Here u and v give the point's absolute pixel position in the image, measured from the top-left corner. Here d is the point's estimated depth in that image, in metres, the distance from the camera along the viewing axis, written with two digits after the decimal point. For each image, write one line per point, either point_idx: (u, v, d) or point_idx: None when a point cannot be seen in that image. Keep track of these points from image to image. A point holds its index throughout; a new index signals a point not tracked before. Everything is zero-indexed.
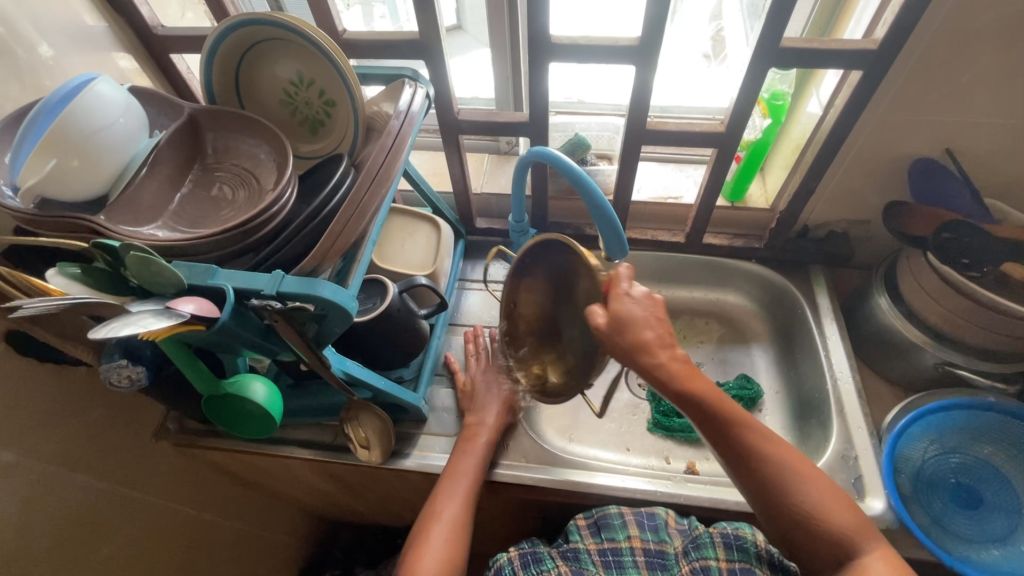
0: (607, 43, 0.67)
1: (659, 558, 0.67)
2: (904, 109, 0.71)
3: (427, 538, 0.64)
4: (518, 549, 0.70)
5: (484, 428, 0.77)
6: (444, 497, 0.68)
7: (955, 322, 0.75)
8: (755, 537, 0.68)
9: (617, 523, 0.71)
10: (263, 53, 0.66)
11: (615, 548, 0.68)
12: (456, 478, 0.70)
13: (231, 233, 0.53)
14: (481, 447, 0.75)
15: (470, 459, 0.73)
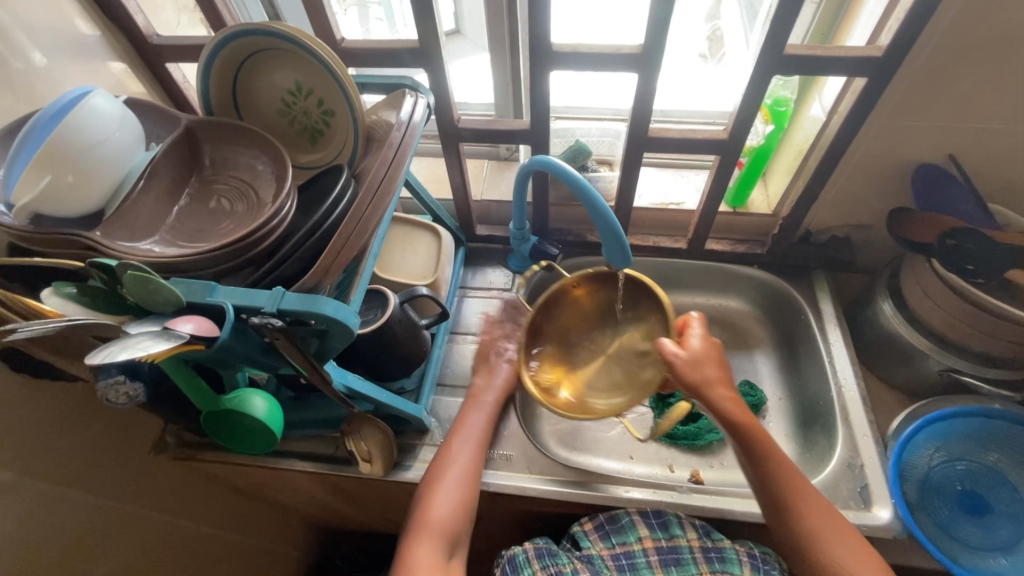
0: (609, 51, 0.66)
1: (672, 555, 0.70)
2: (908, 115, 0.71)
3: (438, 485, 0.68)
4: (533, 543, 0.72)
5: (489, 388, 0.77)
6: (457, 445, 0.72)
7: (960, 328, 0.74)
8: (781, 565, 0.69)
9: (627, 524, 0.73)
10: (261, 63, 0.65)
11: (627, 551, 0.71)
12: (466, 431, 0.73)
13: (230, 247, 0.52)
14: (490, 403, 0.76)
15: (477, 416, 0.75)
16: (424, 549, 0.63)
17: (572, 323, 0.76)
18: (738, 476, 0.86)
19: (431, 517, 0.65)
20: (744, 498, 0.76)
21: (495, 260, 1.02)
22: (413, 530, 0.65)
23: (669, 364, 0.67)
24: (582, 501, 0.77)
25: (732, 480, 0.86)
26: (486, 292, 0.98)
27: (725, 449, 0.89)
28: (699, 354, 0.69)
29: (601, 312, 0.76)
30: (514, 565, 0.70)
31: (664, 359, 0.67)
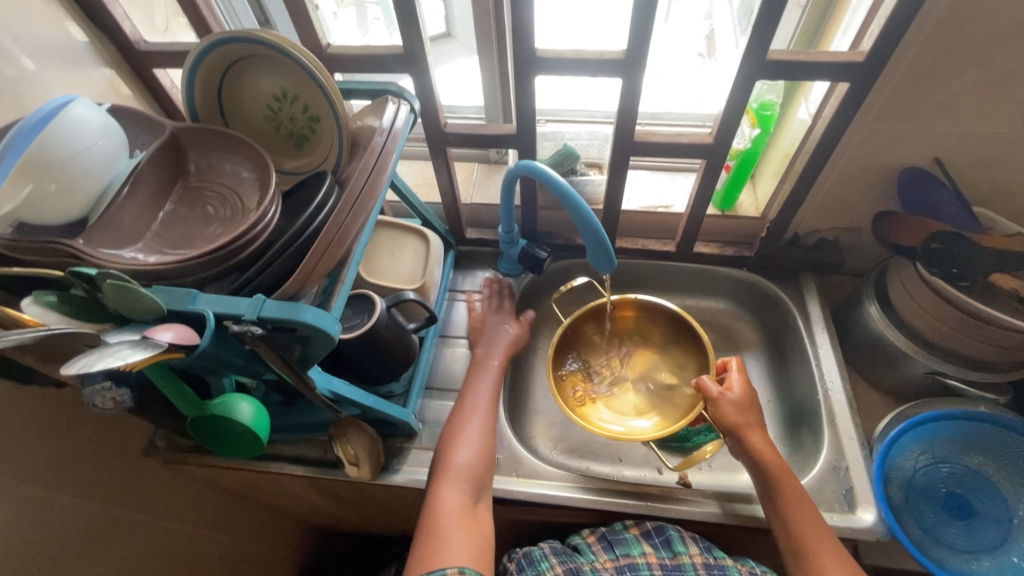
0: (593, 56, 0.66)
1: (676, 570, 0.68)
2: (893, 118, 0.71)
3: (458, 438, 0.72)
4: (549, 544, 0.74)
5: (491, 354, 0.82)
6: (468, 403, 0.76)
7: (945, 332, 0.75)
8: None
9: (630, 539, 0.73)
10: (246, 70, 0.65)
11: (632, 562, 0.69)
12: (474, 395, 0.77)
13: (213, 255, 0.52)
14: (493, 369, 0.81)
15: (485, 376, 0.80)
16: (451, 491, 0.67)
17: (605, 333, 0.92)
18: (726, 478, 0.86)
19: (456, 464, 0.69)
20: (729, 500, 0.76)
21: (485, 263, 1.02)
22: (437, 480, 0.68)
23: (709, 399, 0.75)
24: (569, 504, 0.77)
25: (719, 483, 0.86)
26: (476, 295, 0.98)
27: (713, 452, 0.89)
28: (738, 396, 0.75)
29: (634, 331, 0.92)
30: (531, 559, 0.72)
31: (704, 394, 0.75)
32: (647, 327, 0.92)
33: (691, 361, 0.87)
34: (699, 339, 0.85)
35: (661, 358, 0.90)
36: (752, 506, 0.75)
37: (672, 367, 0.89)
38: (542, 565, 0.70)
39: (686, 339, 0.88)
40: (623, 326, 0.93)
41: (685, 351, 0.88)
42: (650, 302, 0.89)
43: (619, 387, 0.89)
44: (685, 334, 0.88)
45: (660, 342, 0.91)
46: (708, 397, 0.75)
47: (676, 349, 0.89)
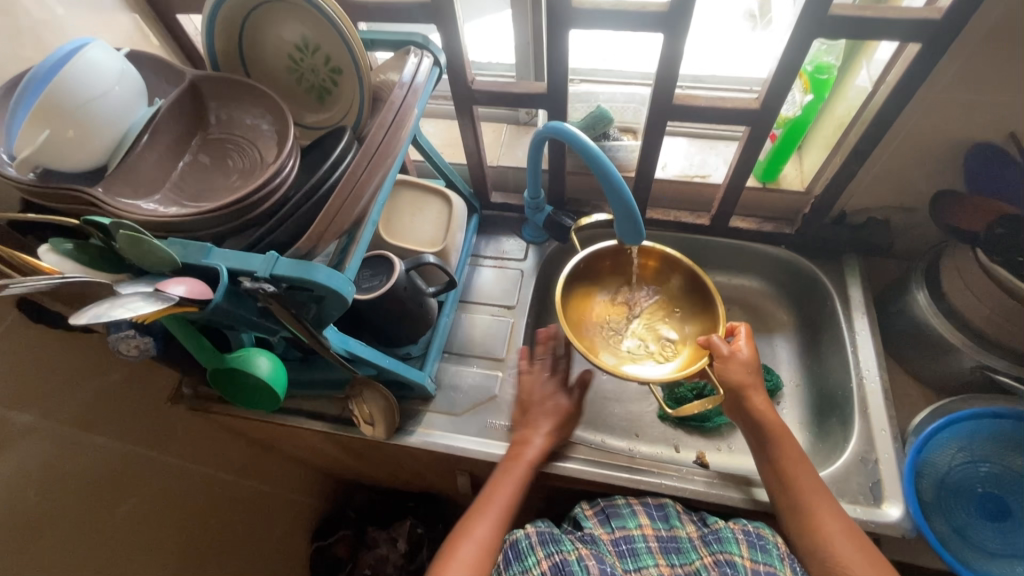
0: (633, 8, 0.61)
1: (672, 543, 0.66)
2: (968, 85, 0.64)
3: (451, 558, 0.62)
4: (536, 528, 0.67)
5: (529, 448, 0.72)
6: (481, 515, 0.66)
7: (1000, 324, 0.69)
8: (776, 539, 0.64)
9: (626, 512, 0.70)
10: (266, 16, 0.62)
11: (627, 535, 0.66)
12: (493, 501, 0.67)
13: (228, 210, 0.51)
14: (521, 470, 0.70)
15: (510, 480, 0.69)
16: None
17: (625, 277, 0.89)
18: (744, 461, 0.84)
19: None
20: (748, 485, 0.74)
21: (509, 229, 0.99)
22: None
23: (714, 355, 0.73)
24: (582, 476, 0.76)
25: (738, 465, 0.84)
26: (499, 261, 0.96)
27: (734, 434, 0.87)
28: (745, 359, 0.72)
29: (655, 280, 0.89)
30: (518, 552, 0.65)
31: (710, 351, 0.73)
32: (669, 281, 0.87)
33: (693, 321, 0.84)
34: (712, 302, 0.81)
35: (669, 308, 0.87)
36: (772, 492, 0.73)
37: (676, 321, 0.86)
38: (528, 559, 0.64)
39: (696, 300, 0.84)
40: (642, 272, 0.89)
41: (694, 308, 0.84)
42: (677, 257, 0.83)
43: (618, 327, 0.87)
44: (698, 294, 0.84)
45: (677, 296, 0.87)
46: (716, 353, 0.73)
47: (687, 304, 0.85)
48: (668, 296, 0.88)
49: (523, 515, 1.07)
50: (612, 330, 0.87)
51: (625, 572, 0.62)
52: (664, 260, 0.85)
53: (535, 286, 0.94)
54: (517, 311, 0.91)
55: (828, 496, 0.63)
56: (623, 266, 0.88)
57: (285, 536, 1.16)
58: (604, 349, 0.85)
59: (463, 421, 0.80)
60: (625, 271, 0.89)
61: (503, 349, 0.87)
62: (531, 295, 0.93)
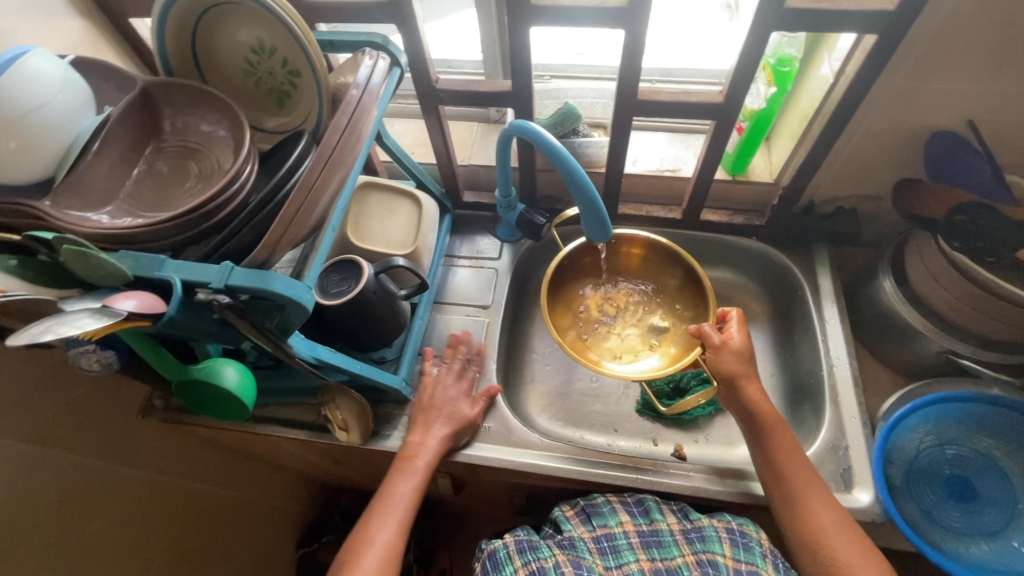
0: (592, 3, 0.60)
1: (653, 538, 0.66)
2: (925, 75, 0.65)
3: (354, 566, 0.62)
4: (514, 537, 0.67)
5: (422, 449, 0.72)
6: (375, 523, 0.66)
7: (962, 310, 0.70)
8: (760, 536, 0.65)
9: (607, 510, 0.70)
10: (219, 19, 0.61)
11: (608, 534, 0.67)
12: (391, 505, 0.67)
13: (182, 220, 0.50)
14: (421, 470, 0.70)
15: (408, 482, 0.69)
16: None
17: (611, 270, 0.90)
18: (721, 452, 0.85)
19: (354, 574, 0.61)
20: (723, 476, 0.75)
21: (483, 227, 0.99)
22: None
23: (709, 345, 0.72)
24: (560, 474, 0.76)
25: (715, 457, 0.85)
26: (474, 260, 0.96)
27: (710, 425, 0.88)
28: (739, 348, 0.72)
29: (640, 272, 0.89)
30: (496, 561, 0.65)
31: (704, 341, 0.73)
32: (653, 270, 0.89)
33: (687, 305, 0.85)
34: (700, 285, 0.82)
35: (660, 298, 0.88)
36: (748, 482, 0.74)
37: (667, 310, 0.87)
38: (505, 568, 0.63)
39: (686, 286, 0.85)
40: (629, 263, 0.89)
41: (683, 292, 0.85)
42: (663, 244, 0.84)
43: (615, 322, 0.87)
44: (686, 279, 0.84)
45: (664, 286, 0.88)
46: (708, 343, 0.72)
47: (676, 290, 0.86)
48: (658, 285, 0.88)
49: (508, 513, 1.07)
50: (602, 324, 0.87)
51: (606, 570, 0.63)
52: (649, 247, 0.86)
53: (510, 284, 0.94)
54: (492, 311, 0.91)
55: (820, 486, 0.64)
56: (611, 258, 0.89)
57: (269, 543, 1.14)
58: (597, 344, 0.85)
59: None
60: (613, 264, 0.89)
61: (479, 350, 0.87)
62: (507, 294, 0.93)
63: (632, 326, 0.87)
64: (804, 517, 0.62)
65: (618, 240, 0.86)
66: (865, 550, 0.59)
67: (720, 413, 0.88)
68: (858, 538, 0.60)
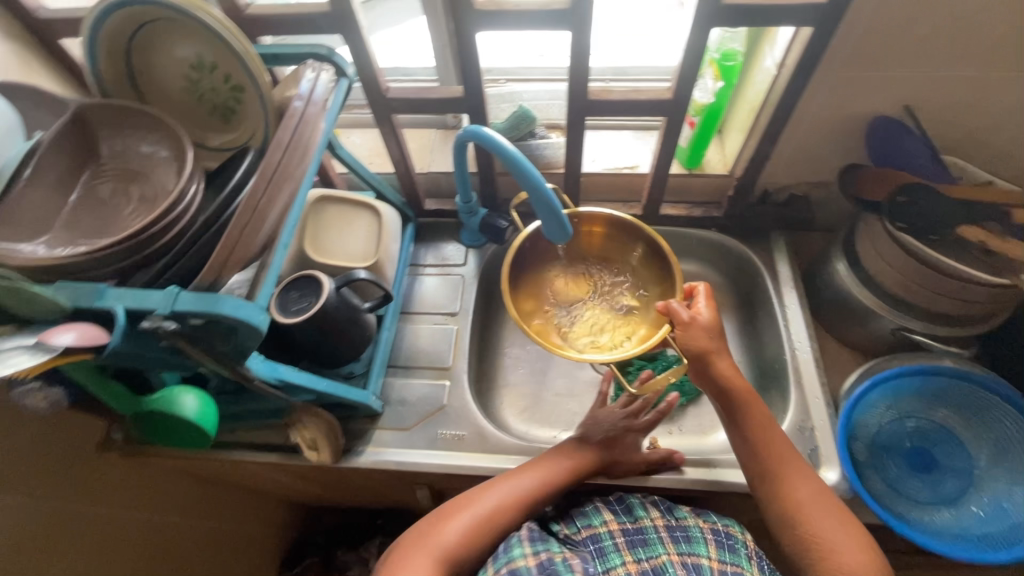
0: (536, 6, 0.61)
1: (639, 536, 0.65)
2: (861, 64, 0.67)
3: (462, 509, 0.66)
4: (529, 525, 0.66)
5: (578, 437, 0.76)
6: (494, 486, 0.69)
7: (911, 287, 0.73)
8: (745, 538, 0.66)
9: (591, 511, 0.70)
10: (153, 37, 0.59)
11: (594, 534, 0.66)
12: (515, 475, 0.70)
13: (123, 247, 0.48)
14: (547, 483, 0.70)
15: (545, 462, 0.72)
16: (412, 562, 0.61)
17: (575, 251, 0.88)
18: (695, 442, 0.86)
19: (444, 542, 0.63)
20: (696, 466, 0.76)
21: (447, 234, 0.98)
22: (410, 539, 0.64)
23: (676, 322, 0.69)
24: None
25: (690, 446, 0.86)
26: (441, 268, 0.95)
27: (683, 416, 0.89)
28: (708, 323, 0.68)
29: (604, 251, 0.87)
30: (508, 545, 0.64)
31: (670, 317, 0.69)
32: (614, 246, 0.87)
33: (653, 281, 0.83)
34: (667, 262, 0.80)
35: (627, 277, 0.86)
36: (719, 470, 0.75)
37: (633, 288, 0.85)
38: (515, 551, 0.62)
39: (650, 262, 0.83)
40: (592, 244, 0.87)
41: (649, 268, 0.84)
42: (622, 219, 0.83)
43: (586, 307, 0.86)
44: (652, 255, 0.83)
45: (629, 264, 0.86)
46: (676, 320, 0.69)
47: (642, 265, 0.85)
48: (621, 262, 0.87)
49: None
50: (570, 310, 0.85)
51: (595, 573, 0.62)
52: (609, 224, 0.84)
53: (478, 290, 0.94)
54: (461, 318, 0.90)
55: (797, 462, 0.65)
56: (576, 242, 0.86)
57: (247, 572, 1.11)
58: (566, 333, 0.83)
59: (414, 435, 0.79)
60: (578, 248, 0.87)
61: (449, 357, 0.86)
62: (474, 299, 0.92)
63: (601, 308, 0.85)
64: (780, 497, 0.63)
65: (579, 219, 0.83)
66: (844, 522, 0.60)
67: (692, 403, 0.90)
68: (837, 511, 0.61)
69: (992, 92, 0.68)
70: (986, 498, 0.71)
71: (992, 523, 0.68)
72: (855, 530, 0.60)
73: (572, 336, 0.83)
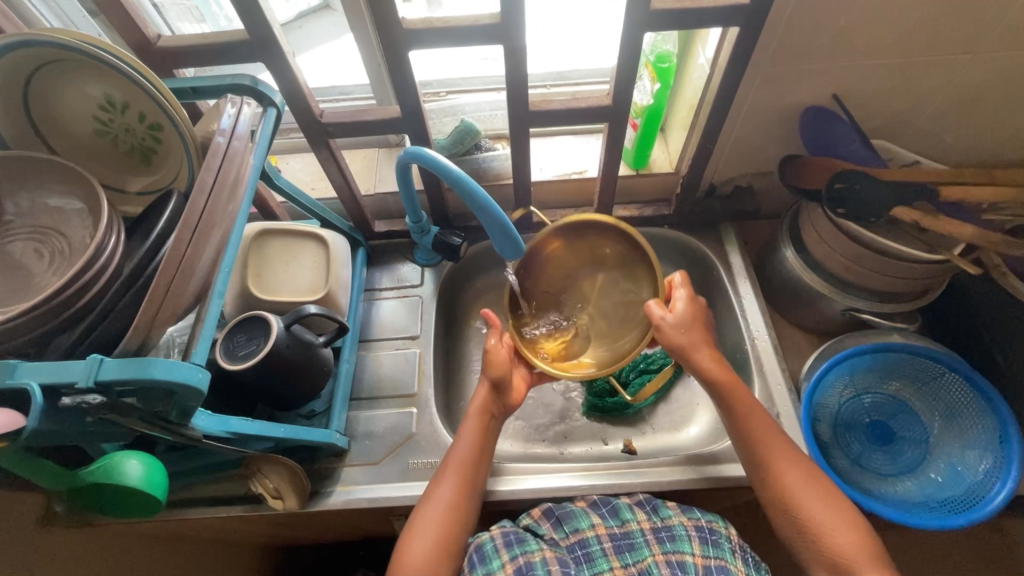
0: (466, 22, 0.60)
1: (625, 541, 0.65)
2: (787, 59, 0.69)
3: (418, 521, 0.64)
4: (501, 529, 0.67)
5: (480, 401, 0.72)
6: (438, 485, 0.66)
7: (855, 269, 0.76)
8: (728, 532, 0.67)
9: (578, 512, 0.69)
10: (52, 78, 0.54)
11: (582, 539, 0.65)
12: (450, 463, 0.67)
13: (31, 315, 0.43)
14: (459, 464, 0.67)
15: (464, 444, 0.69)
16: None
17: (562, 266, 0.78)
18: (669, 439, 0.87)
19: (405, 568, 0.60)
20: (672, 466, 0.76)
21: (401, 255, 0.96)
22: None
23: (654, 322, 0.69)
24: (516, 497, 0.74)
25: (667, 443, 0.86)
26: (397, 290, 0.92)
27: (654, 414, 0.89)
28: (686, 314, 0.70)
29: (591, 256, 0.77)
30: (483, 555, 0.64)
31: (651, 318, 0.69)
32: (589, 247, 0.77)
33: (633, 274, 0.75)
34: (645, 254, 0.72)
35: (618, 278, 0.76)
36: (694, 467, 0.76)
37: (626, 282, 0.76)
38: (492, 562, 0.63)
39: (608, 262, 0.77)
40: (562, 262, 0.78)
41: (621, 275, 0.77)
42: (604, 219, 0.72)
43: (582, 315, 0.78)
44: (621, 257, 0.76)
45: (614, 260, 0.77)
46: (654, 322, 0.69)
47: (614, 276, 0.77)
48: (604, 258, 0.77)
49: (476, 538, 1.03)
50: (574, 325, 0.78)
51: None
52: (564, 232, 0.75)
53: (437, 309, 0.91)
54: (422, 340, 0.88)
55: (793, 451, 0.65)
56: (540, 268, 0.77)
57: None
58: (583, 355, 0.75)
59: (384, 469, 0.76)
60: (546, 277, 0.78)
61: (414, 383, 0.84)
62: (435, 319, 0.90)
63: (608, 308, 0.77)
64: (772, 484, 0.63)
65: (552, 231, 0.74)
66: (834, 500, 0.61)
67: (662, 401, 0.90)
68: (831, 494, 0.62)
69: (910, 77, 0.72)
70: (942, 465, 0.74)
71: (950, 488, 0.71)
72: (852, 515, 0.60)
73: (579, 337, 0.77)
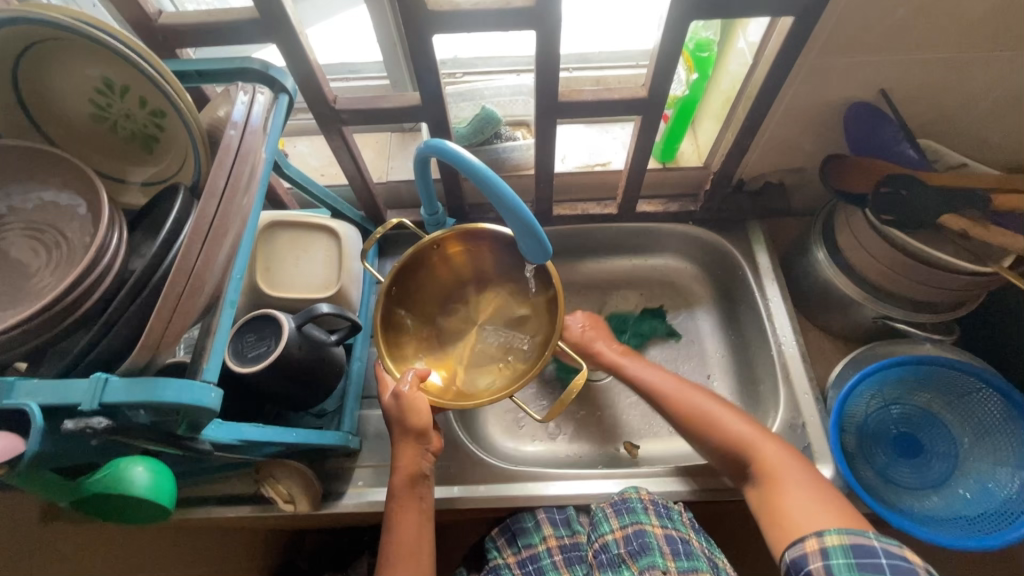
0: (495, 5, 0.55)
1: (575, 552, 0.67)
2: (836, 51, 0.64)
3: None
4: None
5: (402, 478, 0.63)
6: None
7: (893, 277, 0.72)
8: (640, 494, 0.67)
9: (531, 526, 0.70)
10: (44, 59, 0.49)
11: (533, 554, 0.67)
12: (406, 547, 0.61)
13: (25, 327, 0.40)
14: (417, 542, 0.62)
15: (408, 521, 0.63)
16: None
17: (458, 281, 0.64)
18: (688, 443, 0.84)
19: None
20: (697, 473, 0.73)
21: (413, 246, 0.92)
22: None
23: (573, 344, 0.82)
24: (531, 503, 0.72)
25: (620, 423, 0.87)
26: None
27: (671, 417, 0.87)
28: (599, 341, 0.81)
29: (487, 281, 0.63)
30: None
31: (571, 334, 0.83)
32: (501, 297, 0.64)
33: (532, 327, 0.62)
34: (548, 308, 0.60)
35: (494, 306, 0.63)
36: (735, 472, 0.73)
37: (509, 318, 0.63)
38: None
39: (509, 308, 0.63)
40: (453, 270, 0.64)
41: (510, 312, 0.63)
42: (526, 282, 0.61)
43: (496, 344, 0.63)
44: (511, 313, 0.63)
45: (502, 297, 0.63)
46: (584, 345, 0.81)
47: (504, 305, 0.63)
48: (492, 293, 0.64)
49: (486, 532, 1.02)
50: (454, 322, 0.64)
51: None
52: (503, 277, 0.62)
53: None
54: None
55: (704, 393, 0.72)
56: (420, 279, 0.63)
57: None
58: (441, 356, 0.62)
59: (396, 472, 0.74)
60: (431, 289, 0.64)
61: None
62: None
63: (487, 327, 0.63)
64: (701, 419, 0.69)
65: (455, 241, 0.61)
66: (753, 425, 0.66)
67: None
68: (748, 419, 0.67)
69: (967, 72, 0.66)
70: (971, 480, 0.72)
71: (979, 505, 0.69)
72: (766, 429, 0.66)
73: (500, 350, 0.63)
